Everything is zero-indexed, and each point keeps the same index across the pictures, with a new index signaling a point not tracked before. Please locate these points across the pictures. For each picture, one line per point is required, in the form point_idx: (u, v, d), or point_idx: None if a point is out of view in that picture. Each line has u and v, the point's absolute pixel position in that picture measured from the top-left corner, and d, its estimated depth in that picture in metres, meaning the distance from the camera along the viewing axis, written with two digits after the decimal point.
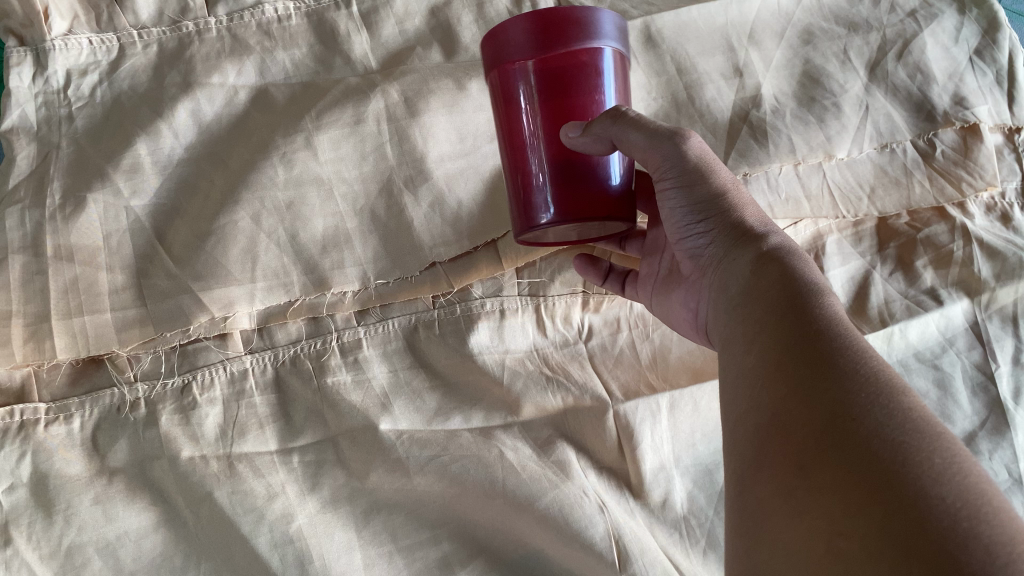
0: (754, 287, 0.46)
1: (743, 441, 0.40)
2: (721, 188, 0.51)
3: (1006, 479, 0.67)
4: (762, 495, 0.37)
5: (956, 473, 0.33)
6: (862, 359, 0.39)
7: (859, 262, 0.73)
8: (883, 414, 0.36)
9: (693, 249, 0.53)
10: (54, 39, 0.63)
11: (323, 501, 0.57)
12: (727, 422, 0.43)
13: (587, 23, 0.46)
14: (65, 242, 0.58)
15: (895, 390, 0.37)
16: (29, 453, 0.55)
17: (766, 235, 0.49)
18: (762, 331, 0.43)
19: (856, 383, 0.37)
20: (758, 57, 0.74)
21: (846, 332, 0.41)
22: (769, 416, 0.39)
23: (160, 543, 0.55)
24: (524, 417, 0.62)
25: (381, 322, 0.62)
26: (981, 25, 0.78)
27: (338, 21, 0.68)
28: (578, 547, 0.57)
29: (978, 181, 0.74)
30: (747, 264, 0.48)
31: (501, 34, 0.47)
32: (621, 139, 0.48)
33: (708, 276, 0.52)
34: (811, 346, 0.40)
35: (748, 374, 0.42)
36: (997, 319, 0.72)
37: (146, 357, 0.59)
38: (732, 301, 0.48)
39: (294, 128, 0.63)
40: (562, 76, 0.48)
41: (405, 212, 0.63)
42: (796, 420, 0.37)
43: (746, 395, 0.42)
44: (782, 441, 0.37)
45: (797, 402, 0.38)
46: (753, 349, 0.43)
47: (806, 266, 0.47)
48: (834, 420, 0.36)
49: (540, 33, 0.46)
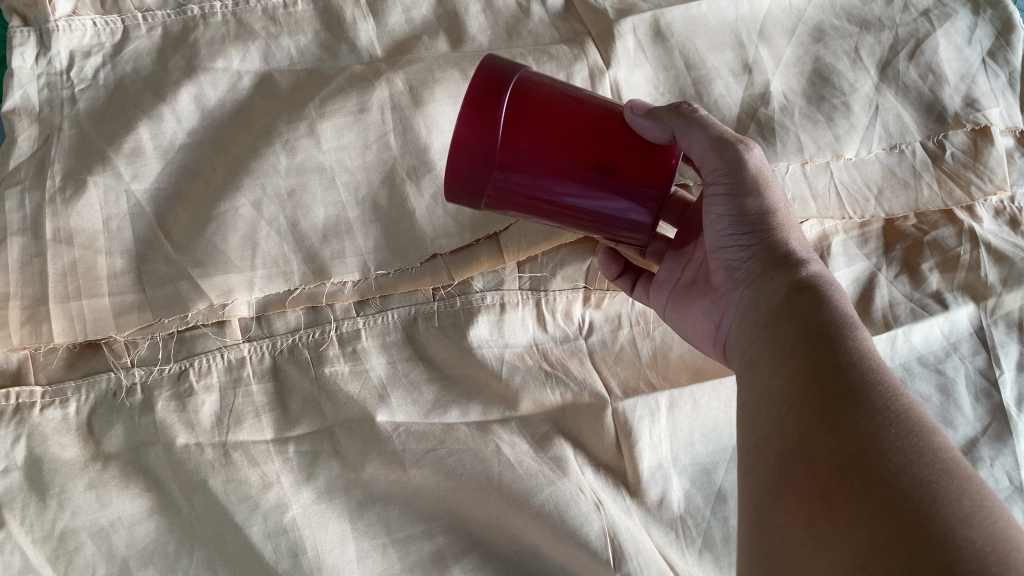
0: (785, 310, 0.46)
1: (761, 464, 0.40)
2: (771, 207, 0.52)
3: (1007, 487, 0.66)
4: (780, 523, 0.37)
5: (984, 517, 0.33)
6: (891, 395, 0.38)
7: (864, 263, 0.72)
8: (912, 452, 0.35)
9: (729, 261, 0.53)
10: (59, 20, 0.63)
11: (317, 491, 0.57)
12: (744, 446, 0.43)
13: (498, 71, 0.46)
14: (64, 226, 0.58)
15: (922, 428, 0.37)
16: (24, 437, 0.55)
17: (804, 262, 0.49)
18: (791, 351, 0.43)
19: (884, 416, 0.37)
20: (768, 53, 0.73)
21: (877, 366, 0.40)
22: (793, 441, 0.39)
23: (153, 530, 0.55)
24: (522, 412, 0.61)
25: (380, 313, 0.62)
26: (996, 26, 0.77)
27: (344, 7, 0.67)
28: (573, 544, 0.57)
29: (987, 185, 0.73)
30: (780, 286, 0.48)
31: (461, 152, 0.45)
32: (684, 135, 0.52)
33: (739, 292, 0.51)
34: (842, 374, 0.40)
35: (772, 397, 0.42)
36: (1002, 324, 0.71)
37: (144, 343, 0.59)
38: (759, 320, 0.47)
39: (297, 115, 0.62)
40: (528, 121, 0.45)
41: (407, 202, 0.63)
42: (820, 448, 0.37)
43: (769, 418, 0.41)
44: (803, 465, 0.37)
45: (823, 432, 0.38)
46: (779, 370, 0.43)
47: (841, 297, 0.46)
48: (861, 452, 0.36)
49: (482, 124, 0.44)
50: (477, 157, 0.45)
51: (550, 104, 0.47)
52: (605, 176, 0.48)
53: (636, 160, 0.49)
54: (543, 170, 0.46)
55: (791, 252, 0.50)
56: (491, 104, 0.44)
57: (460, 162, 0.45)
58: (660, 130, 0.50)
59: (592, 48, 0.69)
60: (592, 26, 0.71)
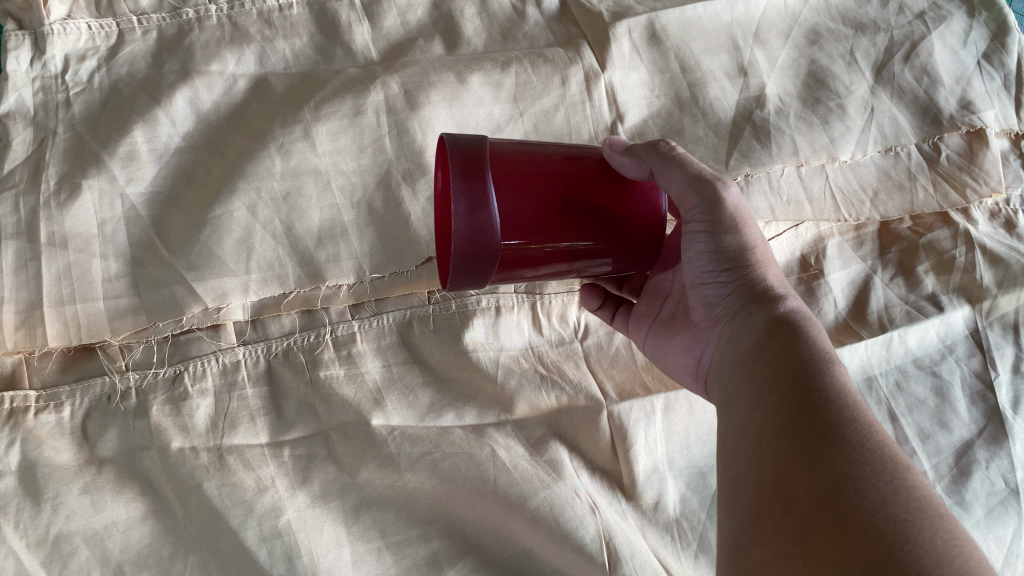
0: (764, 349, 0.45)
1: (738, 504, 0.39)
2: (750, 243, 0.51)
3: (1003, 489, 0.66)
4: (757, 561, 0.36)
5: (957, 557, 0.32)
6: (867, 432, 0.38)
7: (859, 266, 0.73)
8: (887, 490, 0.34)
9: (710, 297, 0.52)
10: (54, 23, 0.62)
11: (312, 495, 0.57)
12: (724, 484, 0.42)
13: (469, 145, 0.45)
14: (59, 229, 0.58)
15: (896, 463, 0.36)
16: (18, 441, 0.55)
17: (782, 299, 0.48)
18: (768, 391, 0.42)
19: (859, 454, 0.37)
20: (763, 56, 0.73)
21: (853, 404, 0.40)
22: (769, 482, 0.38)
23: (148, 535, 0.54)
24: (517, 415, 0.61)
25: (376, 316, 0.62)
26: (990, 28, 0.77)
27: (340, 11, 0.67)
28: (569, 548, 0.57)
29: (983, 187, 0.74)
30: (760, 324, 0.47)
31: (471, 238, 0.44)
32: (661, 174, 0.51)
33: (721, 328, 0.51)
34: (818, 413, 0.39)
35: (750, 434, 0.41)
36: (997, 327, 0.71)
37: (139, 347, 0.59)
38: (740, 359, 0.47)
39: (292, 118, 0.62)
40: (516, 187, 0.46)
41: (402, 206, 0.63)
42: (796, 485, 0.36)
43: (748, 454, 0.40)
44: (780, 504, 0.36)
45: (800, 470, 0.37)
46: (758, 409, 0.42)
47: (820, 335, 0.45)
48: (836, 489, 0.35)
49: (479, 203, 0.44)
50: (485, 237, 0.44)
51: (529, 165, 0.47)
52: (601, 223, 0.49)
53: (624, 199, 0.50)
54: (547, 232, 0.46)
55: (769, 289, 0.49)
56: (477, 181, 0.44)
57: (467, 249, 0.44)
58: (639, 168, 0.51)
59: (587, 51, 0.69)
60: (588, 29, 0.71)
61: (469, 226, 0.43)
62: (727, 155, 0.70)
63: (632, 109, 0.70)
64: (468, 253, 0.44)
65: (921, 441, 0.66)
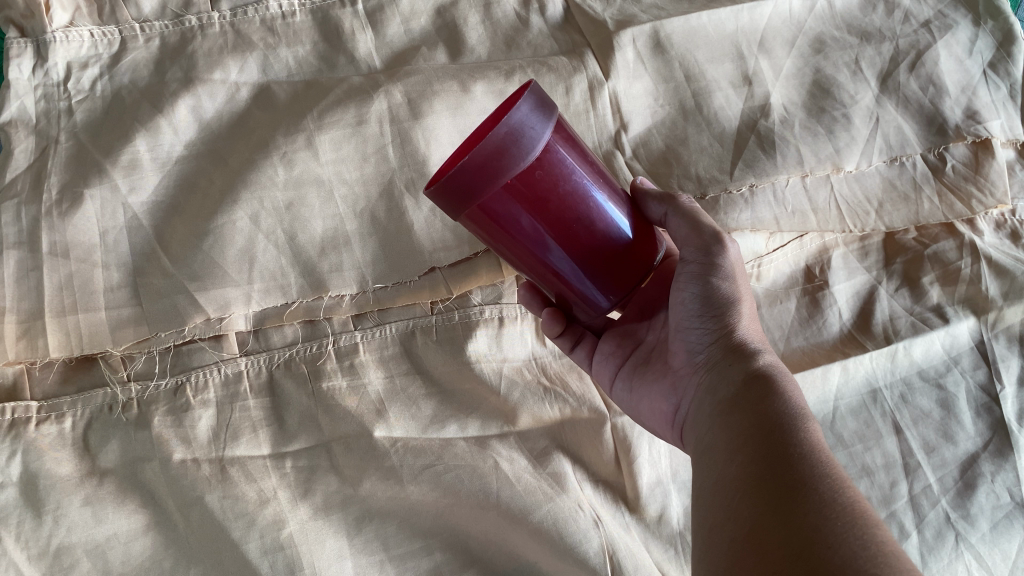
0: (742, 398, 0.44)
1: (716, 556, 0.38)
2: (735, 295, 0.50)
3: (1008, 503, 0.65)
4: None
5: None
6: (838, 487, 0.37)
7: (864, 277, 0.72)
8: (857, 545, 0.33)
9: (690, 344, 0.51)
10: (55, 31, 0.62)
11: (315, 507, 0.56)
12: (700, 535, 0.41)
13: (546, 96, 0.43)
14: (61, 239, 0.58)
15: (867, 520, 0.35)
16: (19, 453, 0.54)
17: (758, 353, 0.48)
18: (746, 440, 0.41)
19: (830, 509, 0.36)
20: (768, 65, 0.72)
21: (825, 460, 0.39)
22: (745, 533, 0.37)
23: (149, 546, 0.54)
24: (520, 427, 0.61)
25: (378, 326, 0.61)
26: (996, 37, 0.77)
27: (343, 19, 0.67)
28: (572, 562, 0.57)
29: (988, 198, 0.73)
30: (738, 374, 0.46)
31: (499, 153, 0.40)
32: (670, 220, 0.53)
33: (699, 376, 0.50)
34: (794, 466, 0.39)
35: (725, 485, 0.40)
36: (1003, 338, 0.70)
37: (141, 357, 0.59)
38: (717, 408, 0.46)
39: (295, 127, 0.62)
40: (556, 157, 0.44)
41: (405, 215, 0.62)
42: (769, 538, 0.36)
43: (723, 506, 0.40)
44: (756, 555, 0.36)
45: (773, 522, 0.36)
46: (733, 460, 0.41)
47: (796, 392, 0.45)
48: (810, 545, 0.34)
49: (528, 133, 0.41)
50: (508, 166, 0.41)
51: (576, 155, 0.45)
52: (590, 253, 0.47)
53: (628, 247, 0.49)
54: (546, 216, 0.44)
55: (747, 342, 0.48)
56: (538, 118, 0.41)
57: (482, 166, 0.40)
58: (657, 211, 0.53)
59: (591, 60, 0.69)
60: (592, 37, 0.71)
61: (504, 145, 0.40)
62: (732, 165, 0.69)
63: (636, 119, 0.70)
64: (482, 173, 0.40)
65: (925, 454, 0.66)
